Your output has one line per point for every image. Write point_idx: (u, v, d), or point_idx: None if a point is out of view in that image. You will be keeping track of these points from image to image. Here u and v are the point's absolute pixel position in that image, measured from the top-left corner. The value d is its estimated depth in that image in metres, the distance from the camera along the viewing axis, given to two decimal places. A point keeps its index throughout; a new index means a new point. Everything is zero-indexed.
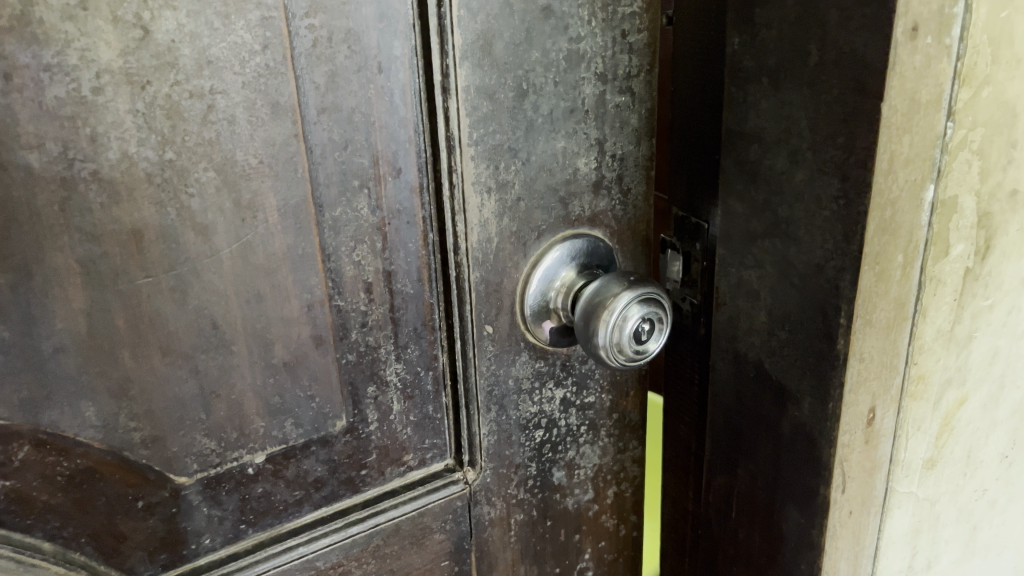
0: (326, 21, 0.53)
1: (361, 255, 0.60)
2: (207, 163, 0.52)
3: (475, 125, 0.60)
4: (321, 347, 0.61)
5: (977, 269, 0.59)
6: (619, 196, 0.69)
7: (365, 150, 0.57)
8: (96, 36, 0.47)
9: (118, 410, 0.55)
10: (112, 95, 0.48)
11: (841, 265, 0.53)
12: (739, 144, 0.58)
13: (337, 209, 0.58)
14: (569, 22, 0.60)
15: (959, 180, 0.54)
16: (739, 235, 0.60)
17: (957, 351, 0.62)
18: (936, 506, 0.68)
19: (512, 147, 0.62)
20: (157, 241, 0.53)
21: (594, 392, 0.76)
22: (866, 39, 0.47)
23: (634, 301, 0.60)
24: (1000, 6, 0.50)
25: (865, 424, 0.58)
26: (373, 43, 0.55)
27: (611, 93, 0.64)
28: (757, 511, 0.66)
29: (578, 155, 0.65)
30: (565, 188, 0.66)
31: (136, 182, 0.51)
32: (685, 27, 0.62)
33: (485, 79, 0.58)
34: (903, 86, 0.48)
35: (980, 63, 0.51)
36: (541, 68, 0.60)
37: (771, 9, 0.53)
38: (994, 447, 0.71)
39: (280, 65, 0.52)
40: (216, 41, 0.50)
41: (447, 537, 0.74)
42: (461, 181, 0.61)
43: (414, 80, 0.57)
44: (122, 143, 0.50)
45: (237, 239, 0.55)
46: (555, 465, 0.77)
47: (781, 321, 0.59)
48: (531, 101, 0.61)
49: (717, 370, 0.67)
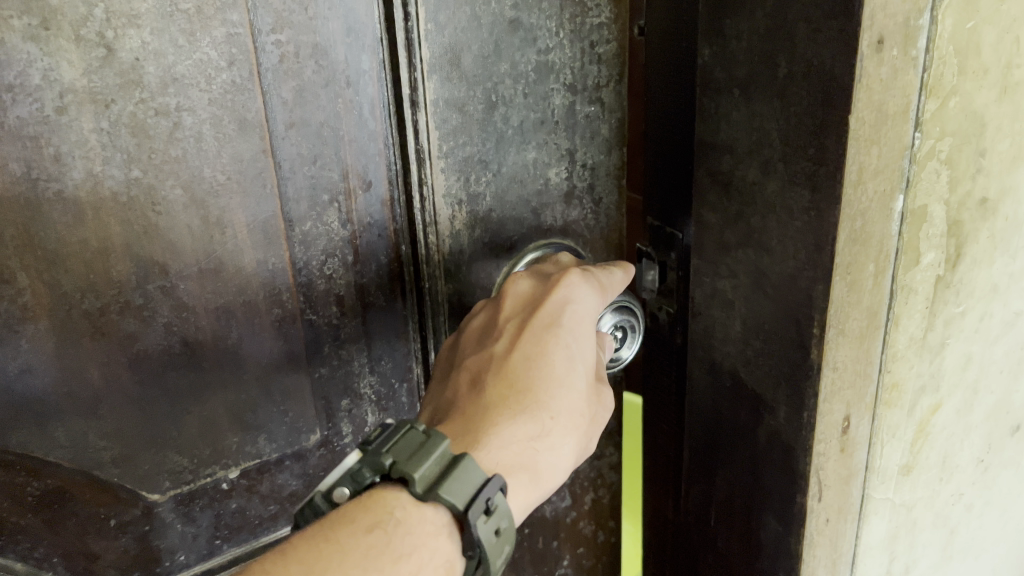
0: (293, 37, 0.52)
1: (332, 268, 0.60)
2: (174, 180, 0.52)
3: (445, 137, 0.59)
4: (294, 361, 0.60)
5: (949, 277, 0.60)
6: (592, 205, 0.68)
7: (334, 163, 0.57)
8: (58, 55, 0.47)
9: (89, 429, 0.54)
10: (76, 114, 0.48)
11: (813, 276, 0.53)
12: (712, 155, 0.58)
13: (308, 223, 0.57)
14: (538, 34, 0.60)
15: (929, 189, 0.54)
16: (713, 245, 0.60)
17: (930, 357, 0.62)
18: (912, 511, 0.69)
19: (484, 159, 0.61)
20: (125, 257, 0.52)
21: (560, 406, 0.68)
22: (834, 52, 0.47)
23: (609, 311, 0.61)
24: (965, 17, 0.50)
25: (839, 433, 0.58)
26: (340, 56, 0.54)
27: (582, 103, 0.64)
28: (736, 520, 0.66)
29: (549, 165, 0.65)
30: (537, 199, 0.65)
31: (101, 201, 0.50)
32: (656, 37, 0.62)
33: (455, 92, 0.58)
34: (871, 99, 0.48)
35: (947, 73, 0.51)
36: (510, 80, 0.60)
37: (740, 21, 0.53)
38: (969, 451, 0.71)
39: (247, 81, 0.52)
40: (181, 57, 0.50)
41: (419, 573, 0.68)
42: (434, 195, 0.60)
43: (383, 93, 0.57)
44: (87, 162, 0.49)
45: (206, 254, 0.54)
46: None
47: (755, 331, 0.59)
48: (501, 113, 0.60)
49: (693, 379, 0.67)
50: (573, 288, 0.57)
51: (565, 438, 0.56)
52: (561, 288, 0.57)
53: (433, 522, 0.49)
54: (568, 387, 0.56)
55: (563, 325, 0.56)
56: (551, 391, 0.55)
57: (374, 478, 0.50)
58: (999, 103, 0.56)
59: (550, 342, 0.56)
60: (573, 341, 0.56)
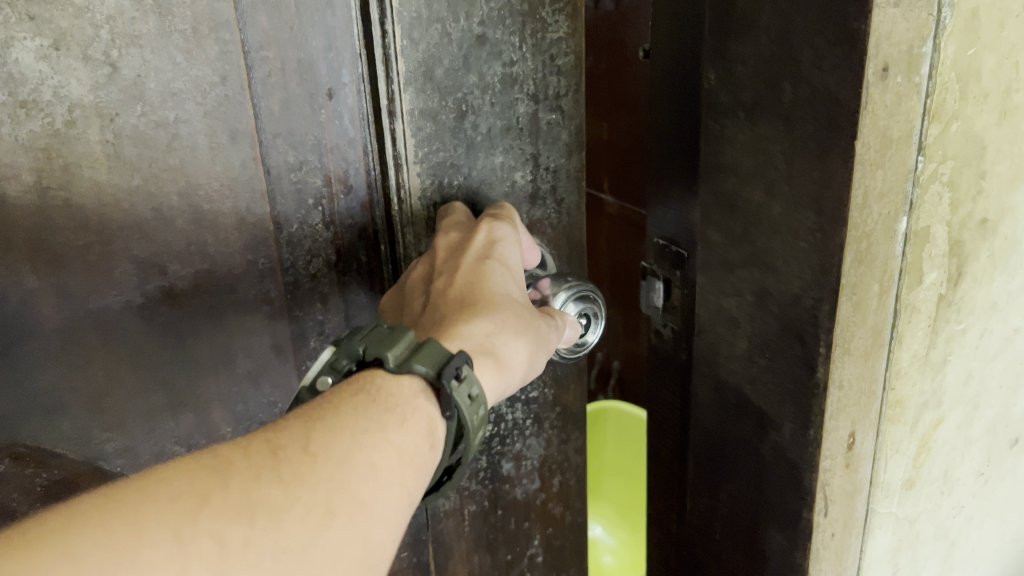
0: (279, 51, 0.52)
1: (315, 268, 0.59)
2: (172, 188, 0.52)
3: (420, 144, 0.57)
4: (283, 357, 0.60)
5: (950, 296, 0.61)
6: (554, 206, 0.65)
7: (317, 169, 0.56)
8: (66, 72, 0.47)
9: (93, 421, 0.55)
10: (83, 127, 0.49)
11: (819, 296, 0.54)
12: (716, 176, 0.59)
13: (292, 225, 0.57)
14: (503, 47, 0.58)
15: (931, 211, 0.55)
16: (717, 264, 0.61)
17: (932, 374, 0.63)
18: (915, 524, 0.70)
19: (453, 162, 0.59)
20: (125, 260, 0.52)
21: (538, 389, 0.69)
22: (839, 79, 0.48)
23: (570, 299, 0.60)
24: (966, 44, 0.52)
25: (844, 449, 0.59)
26: (325, 67, 0.54)
27: (545, 112, 0.62)
28: (739, 533, 0.67)
29: (516, 169, 0.62)
30: (505, 200, 0.63)
31: (106, 207, 0.51)
32: (661, 56, 0.62)
33: (428, 103, 0.56)
34: (876, 124, 0.49)
35: (949, 99, 0.52)
36: (479, 90, 0.58)
37: (745, 47, 0.53)
38: (969, 464, 0.72)
39: (237, 96, 0.52)
40: (177, 74, 0.50)
41: (407, 556, 0.69)
42: (406, 201, 0.58)
43: (361, 104, 0.56)
44: (93, 171, 0.50)
45: (198, 252, 0.54)
46: (503, 458, 0.69)
47: (760, 348, 0.59)
48: (471, 121, 0.59)
49: (699, 395, 0.67)
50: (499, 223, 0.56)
51: (520, 340, 0.52)
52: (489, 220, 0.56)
53: (408, 391, 0.45)
54: (512, 298, 0.54)
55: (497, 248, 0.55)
56: (497, 299, 0.53)
57: (352, 364, 0.48)
58: (998, 127, 0.58)
59: (489, 262, 0.54)
60: (508, 263, 0.55)
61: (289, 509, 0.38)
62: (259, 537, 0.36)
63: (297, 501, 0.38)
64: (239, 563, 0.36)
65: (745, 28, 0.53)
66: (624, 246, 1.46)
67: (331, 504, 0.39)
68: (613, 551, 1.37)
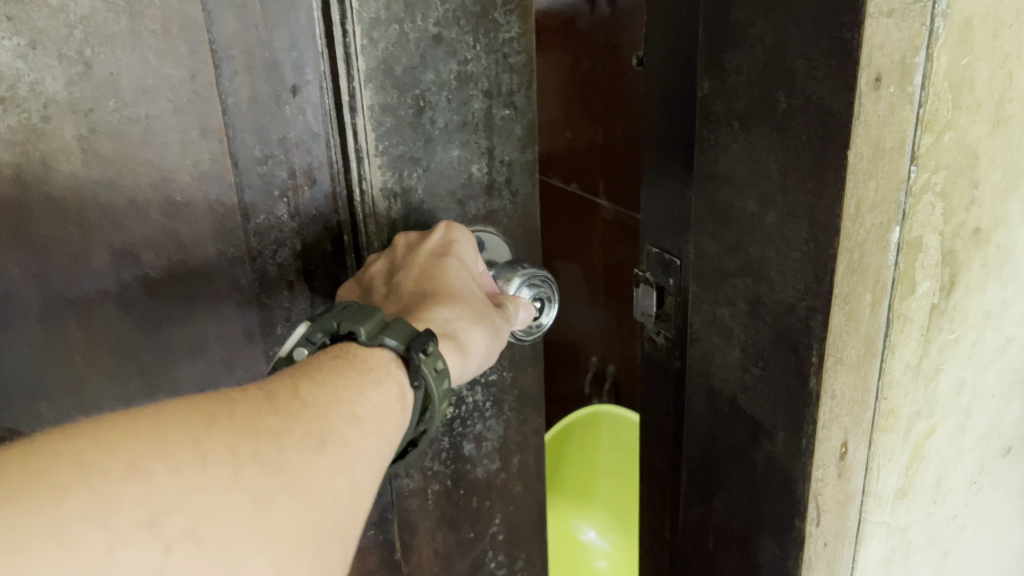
0: (244, 51, 0.47)
1: (282, 261, 0.53)
2: (145, 180, 0.49)
3: (380, 139, 0.51)
4: (253, 343, 0.55)
5: (943, 305, 0.61)
6: (509, 197, 0.58)
7: (282, 163, 0.51)
8: (41, 69, 0.45)
9: (66, 407, 0.56)
10: (58, 123, 0.46)
11: (812, 305, 0.53)
12: (711, 185, 0.58)
13: (258, 216, 0.51)
14: (458, 46, 0.52)
15: (924, 221, 0.55)
16: (711, 273, 0.61)
17: (925, 384, 0.63)
18: (908, 533, 0.70)
19: (412, 156, 0.53)
20: (102, 250, 0.50)
21: (497, 370, 0.62)
22: (832, 89, 0.48)
23: (523, 284, 0.57)
24: (960, 54, 0.52)
25: (837, 458, 0.59)
26: (286, 60, 0.48)
27: (500, 107, 0.55)
28: (733, 542, 0.67)
29: (473, 162, 0.56)
30: (463, 191, 0.56)
31: (84, 201, 0.49)
32: (655, 66, 0.63)
33: (388, 99, 0.51)
34: (869, 134, 0.49)
35: (942, 109, 0.52)
36: (437, 86, 0.52)
37: (739, 55, 0.53)
38: (962, 473, 0.72)
39: (205, 93, 0.47)
40: (145, 71, 0.46)
41: (373, 532, 0.62)
42: (366, 196, 0.53)
43: (324, 100, 0.50)
44: (69, 164, 0.47)
45: (171, 241, 0.51)
46: (464, 440, 0.62)
47: (754, 357, 0.59)
48: (429, 116, 0.53)
49: (692, 404, 0.67)
50: (454, 230, 0.54)
51: (478, 337, 0.51)
52: (443, 227, 0.53)
53: (380, 358, 0.46)
54: (469, 299, 0.52)
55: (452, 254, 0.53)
56: (456, 301, 0.52)
57: (325, 339, 0.47)
58: (992, 136, 0.57)
59: (444, 269, 0.52)
60: (463, 266, 0.53)
61: (288, 436, 0.38)
62: (266, 452, 0.37)
63: (295, 427, 0.39)
64: (251, 471, 0.36)
65: (739, 38, 0.53)
66: (619, 249, 1.47)
67: (322, 436, 0.39)
68: (608, 557, 1.40)
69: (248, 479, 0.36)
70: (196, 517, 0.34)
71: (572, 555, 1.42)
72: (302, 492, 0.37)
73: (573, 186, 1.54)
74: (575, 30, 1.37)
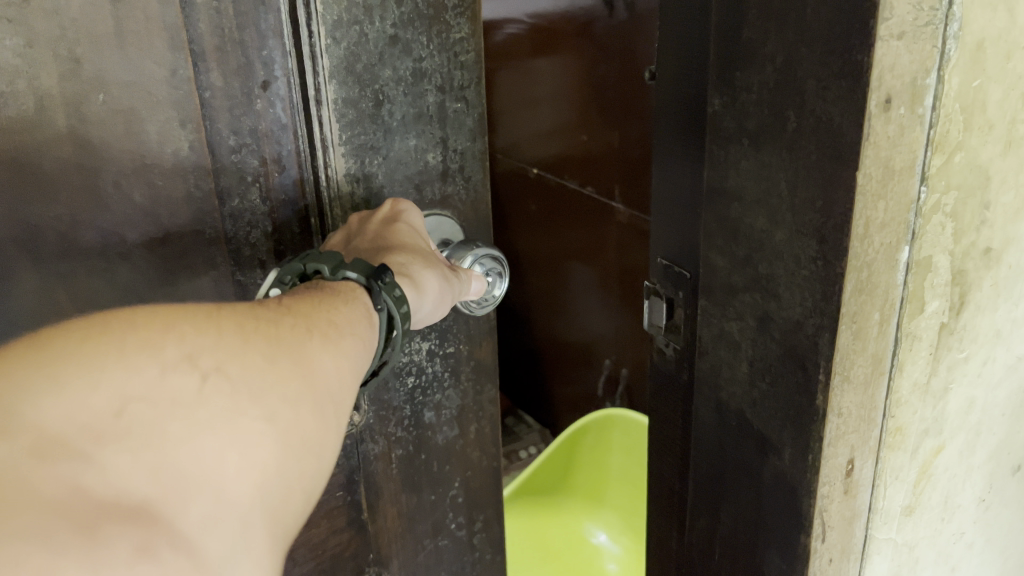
0: (216, 50, 0.46)
1: (255, 244, 0.51)
2: (130, 168, 0.46)
3: (343, 130, 0.51)
4: None
5: (952, 324, 0.61)
6: (462, 182, 0.59)
7: (251, 151, 0.49)
8: (35, 64, 0.41)
9: None
10: (47, 110, 0.42)
11: (819, 323, 0.54)
12: (720, 201, 0.59)
13: (230, 200, 0.49)
14: (413, 45, 0.53)
15: (933, 241, 0.55)
16: (720, 287, 0.61)
17: (933, 402, 0.63)
18: (914, 550, 0.69)
19: (373, 146, 0.53)
20: (90, 229, 0.45)
21: (455, 343, 0.62)
22: (842, 110, 0.48)
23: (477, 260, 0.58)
24: (972, 75, 0.52)
25: (843, 475, 0.59)
26: (255, 57, 0.48)
27: (452, 102, 0.56)
28: (739, 555, 0.67)
29: (427, 151, 0.56)
30: (420, 177, 0.56)
31: (74, 184, 0.44)
32: (665, 82, 0.63)
33: (350, 93, 0.51)
34: (878, 155, 0.49)
35: (953, 130, 0.52)
36: (395, 81, 0.52)
37: (750, 74, 0.54)
38: (971, 491, 0.72)
39: (184, 88, 0.46)
40: (129, 64, 0.44)
41: (342, 494, 0.60)
42: (332, 182, 0.52)
43: (292, 93, 0.49)
44: (59, 147, 0.43)
45: (154, 224, 0.47)
46: (427, 413, 0.62)
47: (761, 372, 0.59)
48: (387, 110, 0.53)
49: (700, 416, 0.67)
50: (402, 203, 0.54)
51: (433, 288, 0.52)
52: (392, 202, 0.53)
53: (346, 288, 0.46)
54: (423, 258, 0.53)
55: (403, 223, 0.53)
56: (411, 259, 0.52)
57: (291, 280, 0.48)
58: (1003, 157, 0.57)
59: (397, 235, 0.52)
60: (415, 234, 0.53)
61: (280, 322, 0.39)
62: (267, 327, 0.38)
63: (286, 316, 0.40)
64: (259, 339, 0.38)
65: (750, 55, 0.53)
66: (636, 252, 1.46)
67: (310, 326, 0.41)
68: (618, 560, 1.40)
69: (257, 343, 0.37)
70: (220, 359, 0.35)
71: (583, 556, 1.42)
72: (301, 362, 0.39)
73: (589, 190, 1.54)
74: (593, 35, 1.37)
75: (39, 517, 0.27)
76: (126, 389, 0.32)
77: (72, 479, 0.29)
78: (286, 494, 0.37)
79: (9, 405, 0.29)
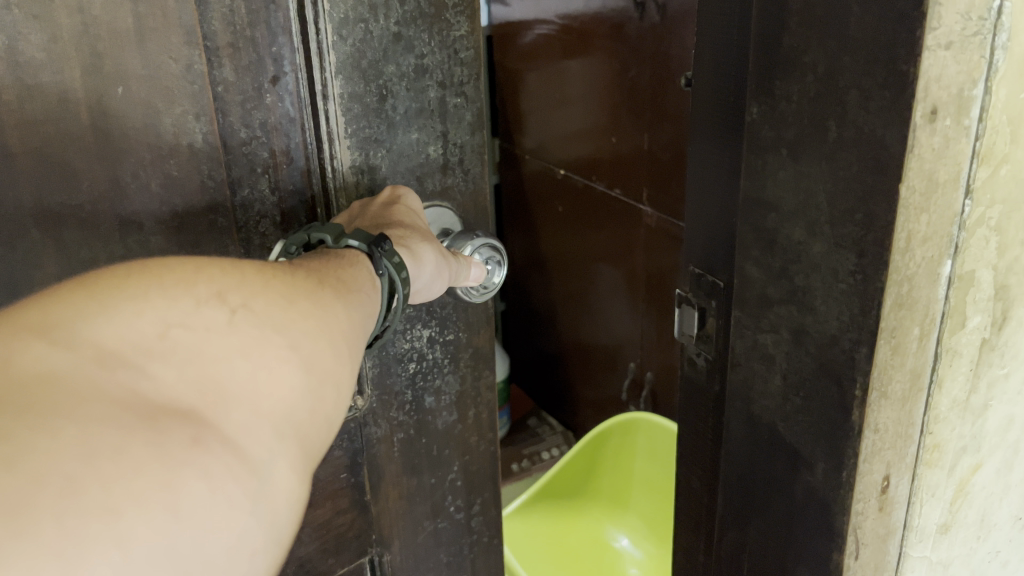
0: (230, 47, 0.47)
1: (265, 234, 0.51)
2: (147, 159, 0.46)
3: (349, 124, 0.52)
4: None
5: (994, 339, 0.59)
6: (463, 175, 0.59)
7: (261, 144, 0.50)
8: (58, 59, 0.42)
9: None
10: (69, 103, 0.43)
11: (857, 337, 0.53)
12: (757, 211, 0.57)
13: (242, 189, 0.50)
14: (415, 42, 0.53)
15: (977, 255, 0.54)
16: (755, 299, 0.60)
17: (972, 419, 0.61)
18: (949, 569, 0.68)
19: (377, 139, 0.53)
20: (109, 217, 0.46)
21: (454, 330, 0.62)
22: (885, 121, 0.47)
23: (476, 247, 0.58)
24: (1019, 86, 0.50)
25: (878, 492, 0.58)
26: (265, 53, 0.48)
27: (453, 96, 0.56)
28: (769, 569, 0.66)
29: (429, 144, 0.56)
30: (423, 170, 0.56)
31: (94, 176, 0.44)
32: (703, 88, 0.62)
33: (355, 88, 0.51)
34: (922, 167, 0.48)
35: (999, 142, 0.51)
36: (398, 76, 0.53)
37: (790, 83, 0.52)
38: (1007, 509, 0.70)
39: (198, 83, 0.46)
40: (146, 58, 0.44)
41: (346, 475, 0.59)
42: (338, 173, 0.52)
43: (301, 89, 0.50)
44: (80, 141, 0.43)
45: (171, 214, 0.48)
46: (428, 400, 0.63)
47: (795, 387, 0.58)
48: (391, 104, 0.53)
49: (731, 427, 0.66)
50: (401, 188, 0.54)
51: (432, 261, 0.52)
52: (390, 187, 0.54)
53: (349, 255, 0.46)
54: (423, 233, 0.53)
55: (402, 203, 0.53)
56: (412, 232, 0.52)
57: (297, 248, 0.48)
58: None
59: (397, 213, 0.52)
60: (415, 215, 0.54)
61: (293, 271, 0.40)
62: (282, 273, 0.39)
63: (298, 268, 0.41)
64: (277, 283, 0.38)
65: (791, 64, 0.52)
66: (662, 255, 1.45)
67: (320, 278, 0.41)
68: (640, 565, 1.40)
69: (276, 286, 0.38)
70: (246, 295, 0.36)
71: (605, 560, 1.42)
72: (318, 303, 0.39)
73: (616, 191, 1.53)
74: (625, 37, 1.36)
75: (103, 410, 0.29)
76: (166, 315, 0.33)
77: (129, 385, 0.30)
78: (316, 418, 0.37)
79: (67, 322, 0.30)
